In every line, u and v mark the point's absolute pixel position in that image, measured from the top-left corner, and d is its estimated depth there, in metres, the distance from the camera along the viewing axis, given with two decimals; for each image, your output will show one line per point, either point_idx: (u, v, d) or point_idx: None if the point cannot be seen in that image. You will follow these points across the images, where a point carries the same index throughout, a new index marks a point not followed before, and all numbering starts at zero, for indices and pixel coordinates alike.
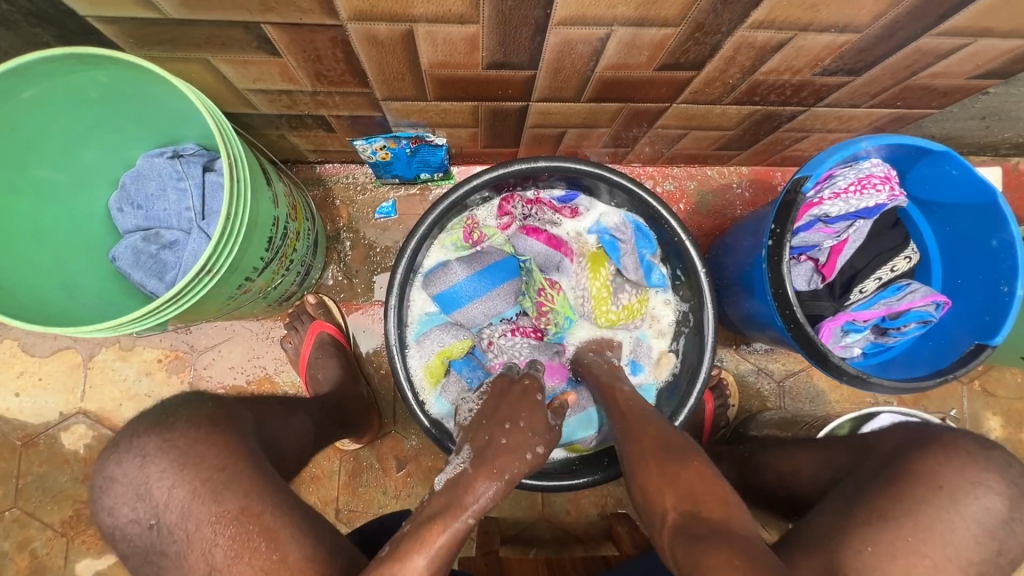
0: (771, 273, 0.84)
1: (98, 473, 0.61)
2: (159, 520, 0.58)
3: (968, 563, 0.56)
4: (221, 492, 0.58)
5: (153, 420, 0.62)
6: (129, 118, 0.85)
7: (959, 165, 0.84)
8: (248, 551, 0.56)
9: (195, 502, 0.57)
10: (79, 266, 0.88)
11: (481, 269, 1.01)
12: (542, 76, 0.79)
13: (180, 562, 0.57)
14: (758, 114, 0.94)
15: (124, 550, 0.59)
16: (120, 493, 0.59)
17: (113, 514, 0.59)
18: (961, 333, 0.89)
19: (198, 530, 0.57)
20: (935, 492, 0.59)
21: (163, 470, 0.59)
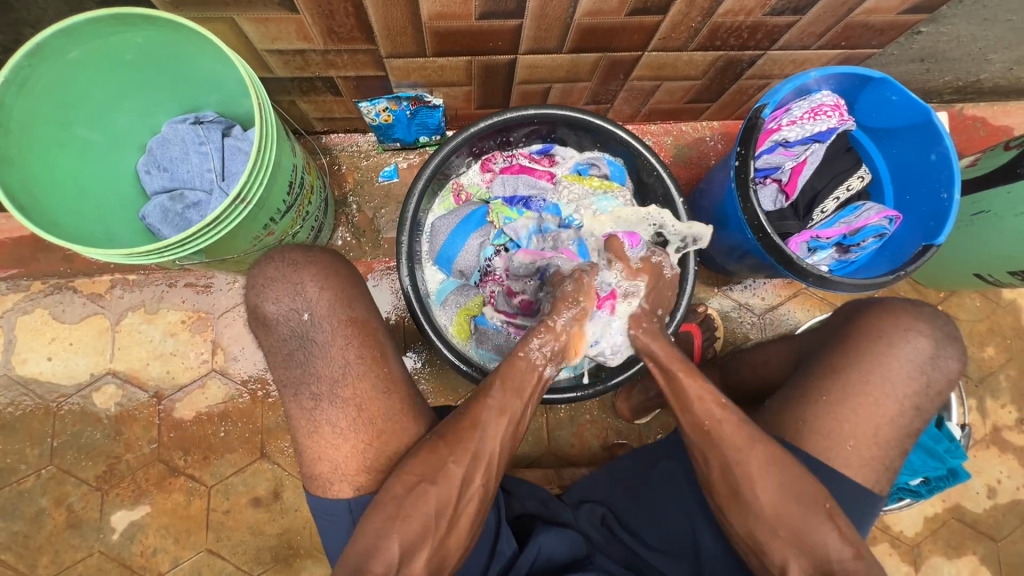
0: (740, 191, 0.94)
1: (258, 274, 0.75)
2: (313, 313, 0.73)
3: (905, 394, 0.76)
4: (355, 303, 0.76)
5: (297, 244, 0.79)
6: (158, 83, 0.95)
7: (897, 91, 0.96)
8: (374, 355, 0.75)
9: (338, 305, 0.74)
10: (114, 221, 0.96)
11: (462, 220, 1.08)
12: (528, 26, 0.90)
13: (326, 348, 0.73)
14: (721, 60, 1.06)
15: (280, 332, 0.74)
16: (281, 289, 0.73)
17: (274, 304, 0.73)
18: (912, 240, 1.01)
19: (342, 328, 0.74)
20: (877, 341, 0.77)
21: (317, 277, 0.75)
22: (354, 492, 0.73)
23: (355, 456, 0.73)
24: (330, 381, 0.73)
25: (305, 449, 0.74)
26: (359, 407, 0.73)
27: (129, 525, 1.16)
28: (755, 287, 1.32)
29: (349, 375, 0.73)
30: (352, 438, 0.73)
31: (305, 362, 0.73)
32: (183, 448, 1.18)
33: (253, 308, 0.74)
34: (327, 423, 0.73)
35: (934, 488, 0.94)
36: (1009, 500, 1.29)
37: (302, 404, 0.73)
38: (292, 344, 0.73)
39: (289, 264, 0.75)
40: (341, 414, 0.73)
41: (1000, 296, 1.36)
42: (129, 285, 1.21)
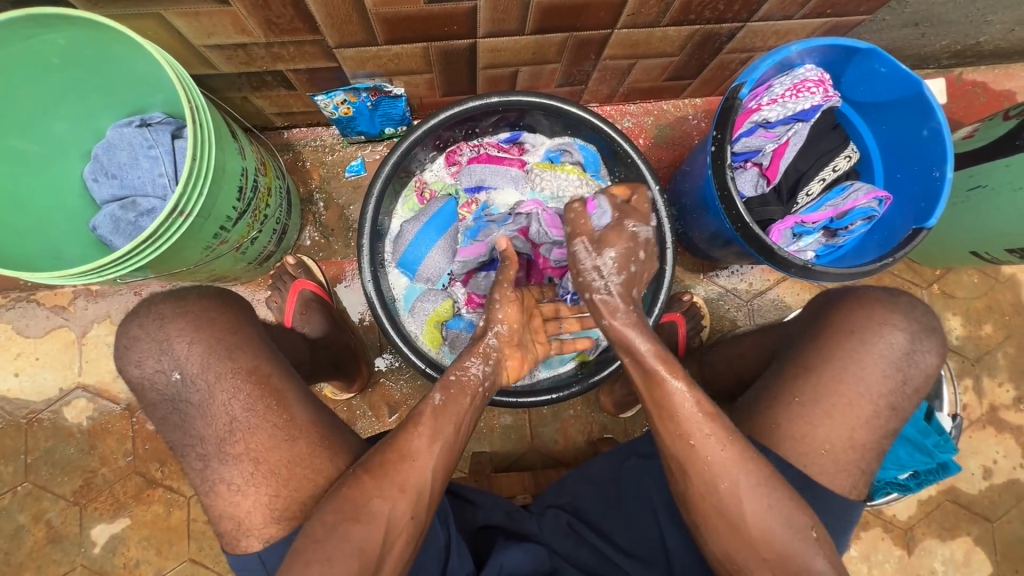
0: (717, 177, 0.88)
1: (122, 336, 0.72)
2: (183, 372, 0.70)
3: (881, 397, 0.72)
4: (238, 351, 0.72)
5: (167, 294, 0.75)
6: (92, 87, 0.89)
7: (886, 62, 0.89)
8: (262, 405, 0.70)
9: (213, 357, 0.71)
10: (61, 235, 0.92)
11: (428, 217, 1.03)
12: (483, 7, 0.84)
13: (202, 407, 0.70)
14: (697, 35, 0.99)
15: (152, 398, 0.71)
16: (146, 348, 0.71)
17: (139, 366, 0.71)
18: (903, 223, 0.95)
19: (221, 381, 0.70)
20: (850, 337, 0.74)
21: (181, 330, 0.71)
22: (263, 545, 0.69)
23: (259, 510, 0.69)
24: (216, 439, 0.70)
25: (208, 508, 0.70)
26: (256, 460, 0.69)
27: (110, 538, 1.15)
28: (742, 272, 1.27)
29: (238, 431, 0.70)
30: (252, 493, 0.69)
31: (184, 424, 0.71)
32: (159, 459, 1.16)
33: (122, 372, 0.72)
34: (223, 481, 0.69)
35: (924, 481, 0.91)
36: (1005, 480, 1.27)
37: (195, 466, 0.70)
38: (165, 408, 0.71)
39: (154, 320, 0.72)
40: (237, 470, 0.69)
41: (999, 271, 1.30)
42: (92, 296, 1.18)
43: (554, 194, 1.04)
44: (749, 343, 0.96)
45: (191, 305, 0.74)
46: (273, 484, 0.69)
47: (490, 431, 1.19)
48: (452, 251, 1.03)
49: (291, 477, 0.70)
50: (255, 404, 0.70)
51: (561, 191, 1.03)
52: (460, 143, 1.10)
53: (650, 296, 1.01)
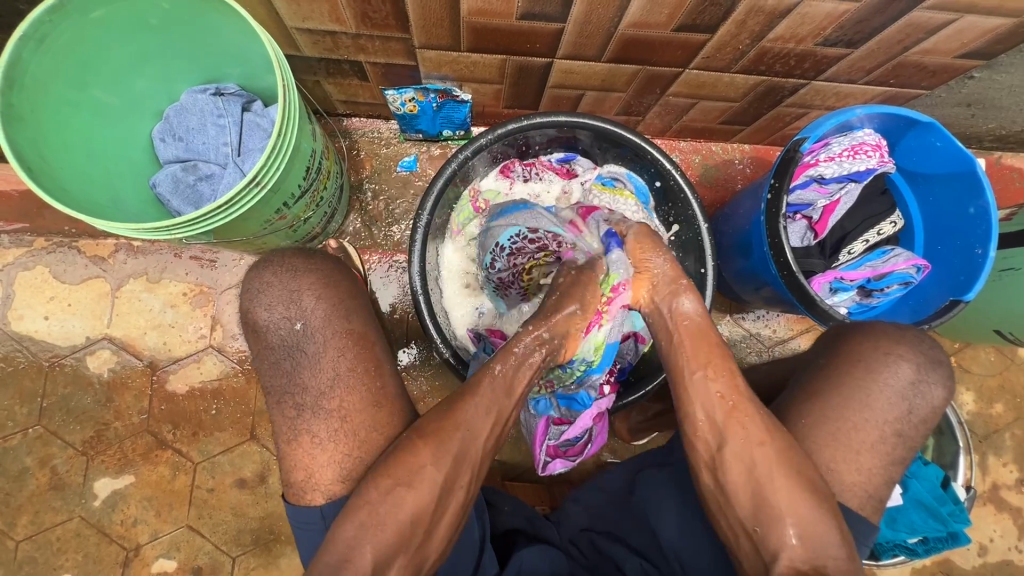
0: (769, 224, 0.90)
1: (253, 281, 0.80)
2: (306, 323, 0.77)
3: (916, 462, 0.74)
4: (353, 314, 0.79)
5: (296, 250, 0.83)
6: (180, 50, 0.92)
7: (943, 138, 0.92)
8: (364, 369, 0.76)
9: (334, 314, 0.78)
10: (124, 188, 0.93)
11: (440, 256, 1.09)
12: (569, 31, 0.87)
13: (316, 357, 0.76)
14: (763, 85, 1.02)
15: (271, 342, 0.77)
16: (276, 295, 0.78)
17: (268, 310, 0.78)
18: (938, 293, 0.98)
19: (334, 338, 0.77)
20: None
21: (310, 284, 0.79)
22: (326, 499, 0.72)
23: (332, 467, 0.73)
24: (316, 391, 0.75)
25: (285, 456, 0.74)
26: (343, 417, 0.74)
27: (112, 493, 1.15)
28: (767, 318, 1.30)
29: (338, 386, 0.75)
30: (330, 449, 0.73)
31: (292, 371, 0.76)
32: (173, 421, 1.17)
33: (247, 313, 0.79)
34: (309, 433, 0.73)
35: (931, 548, 0.91)
36: (999, 560, 1.27)
37: (285, 413, 0.74)
38: (280, 352, 0.76)
39: (287, 270, 0.80)
40: (323, 424, 0.74)
41: (1016, 352, 1.33)
42: (133, 251, 1.19)
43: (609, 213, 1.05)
44: None
45: (316, 264, 0.82)
46: (357, 439, 0.73)
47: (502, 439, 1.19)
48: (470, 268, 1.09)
49: (368, 440, 0.73)
50: (358, 365, 0.76)
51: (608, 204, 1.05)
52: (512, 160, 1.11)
53: None
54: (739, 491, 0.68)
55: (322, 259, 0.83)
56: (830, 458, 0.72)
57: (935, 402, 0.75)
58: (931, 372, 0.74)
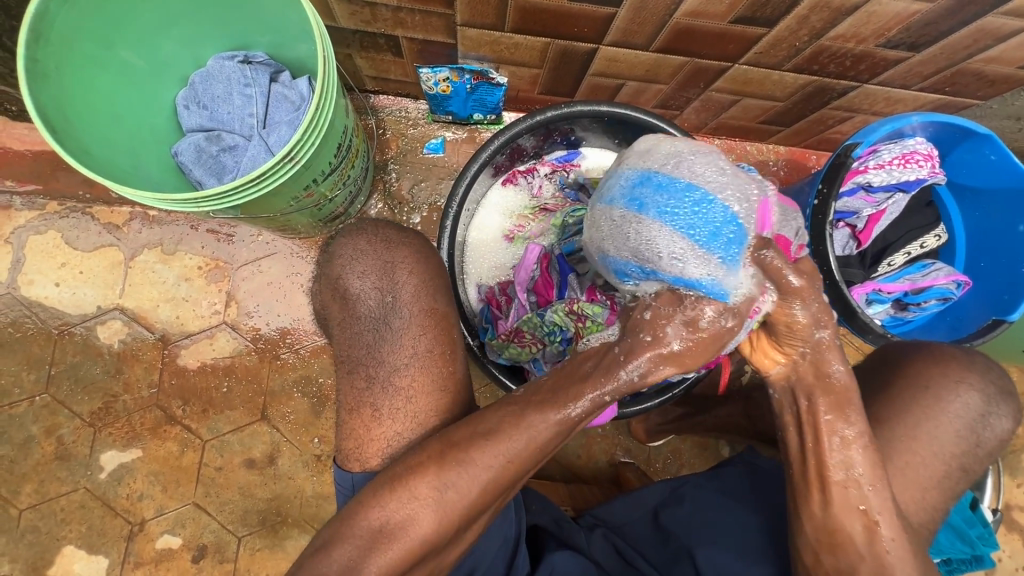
0: (814, 231, 0.87)
1: (349, 245, 0.77)
2: (396, 297, 0.74)
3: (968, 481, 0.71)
4: (440, 294, 0.76)
5: (399, 226, 0.80)
6: (211, 11, 0.88)
7: (997, 151, 0.89)
8: (442, 355, 0.73)
9: (425, 289, 0.75)
10: (147, 154, 0.89)
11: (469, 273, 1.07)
12: (622, 16, 0.83)
13: (398, 333, 0.73)
14: (812, 86, 0.98)
15: (359, 310, 0.75)
16: (369, 265, 0.76)
17: (361, 279, 0.75)
18: (977, 310, 0.96)
19: (420, 317, 0.74)
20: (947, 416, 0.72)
21: (407, 259, 0.76)
22: (361, 470, 0.70)
23: (382, 443, 0.70)
24: (391, 367, 0.72)
25: (344, 422, 0.73)
26: (411, 398, 0.71)
27: (119, 466, 1.12)
28: None
29: (414, 366, 0.72)
30: (387, 425, 0.70)
31: (373, 344, 0.73)
32: (183, 397, 1.14)
33: (336, 279, 0.76)
34: (372, 406, 0.71)
35: (955, 569, 0.91)
36: None
37: (355, 383, 0.73)
38: (366, 324, 0.74)
39: (382, 241, 0.77)
40: (389, 401, 0.71)
41: None
42: (148, 221, 1.16)
43: None
44: None
45: (410, 239, 0.79)
46: (415, 421, 0.70)
47: None
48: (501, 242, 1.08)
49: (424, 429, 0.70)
50: (435, 347, 0.73)
51: None
52: (511, 170, 1.08)
53: None
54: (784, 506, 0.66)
55: (416, 236, 0.80)
56: None
57: (995, 424, 0.73)
58: (992, 393, 0.72)
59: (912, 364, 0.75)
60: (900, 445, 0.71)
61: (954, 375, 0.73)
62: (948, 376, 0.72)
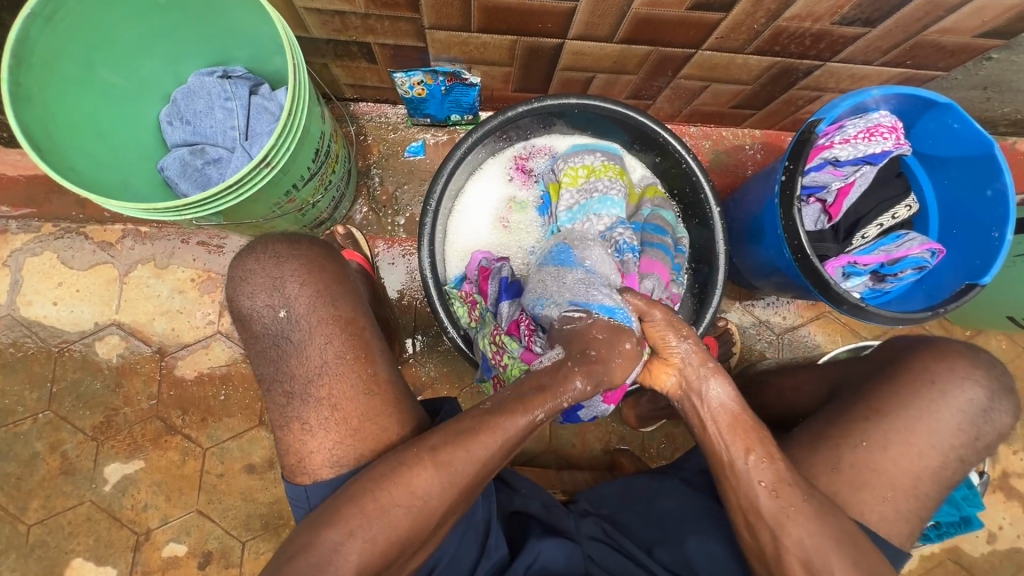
0: (783, 207, 0.89)
1: (236, 268, 0.77)
2: (290, 310, 0.74)
3: (951, 448, 0.71)
4: (339, 300, 0.77)
5: (282, 235, 0.80)
6: (189, 29, 0.91)
7: (960, 119, 0.91)
8: (354, 358, 0.74)
9: (318, 301, 0.75)
10: (133, 171, 0.92)
11: (453, 264, 1.09)
12: (582, 10, 0.86)
13: (302, 345, 0.74)
14: (776, 67, 1.01)
15: (255, 329, 0.75)
16: (259, 283, 0.76)
17: (251, 298, 0.75)
18: (952, 277, 0.97)
19: (320, 325, 0.74)
20: (923, 380, 0.73)
21: (295, 270, 0.76)
22: (312, 483, 0.72)
23: (323, 452, 0.72)
24: (305, 379, 0.73)
25: (280, 438, 0.74)
26: (333, 406, 0.72)
27: (122, 478, 1.15)
28: (777, 305, 1.29)
29: (326, 374, 0.73)
30: (319, 437, 0.72)
31: (279, 359, 0.74)
32: (182, 407, 1.17)
33: (232, 302, 0.76)
34: (298, 421, 0.72)
35: (943, 533, 0.91)
36: (1008, 548, 1.27)
37: (274, 401, 0.73)
38: (266, 341, 0.75)
39: (270, 257, 0.77)
40: (314, 413, 0.72)
41: None
42: (141, 237, 1.19)
43: (603, 180, 1.02)
44: (805, 377, 0.94)
45: (302, 250, 0.79)
46: (343, 426, 0.72)
47: None
48: (485, 218, 1.11)
49: (358, 432, 0.72)
50: (347, 352, 0.74)
51: (585, 164, 1.05)
52: (489, 161, 1.11)
53: (701, 298, 1.03)
54: (770, 482, 0.68)
55: (307, 244, 0.80)
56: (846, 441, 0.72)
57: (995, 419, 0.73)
58: (996, 388, 0.72)
59: (911, 359, 0.76)
60: (897, 432, 0.71)
61: (959, 369, 0.73)
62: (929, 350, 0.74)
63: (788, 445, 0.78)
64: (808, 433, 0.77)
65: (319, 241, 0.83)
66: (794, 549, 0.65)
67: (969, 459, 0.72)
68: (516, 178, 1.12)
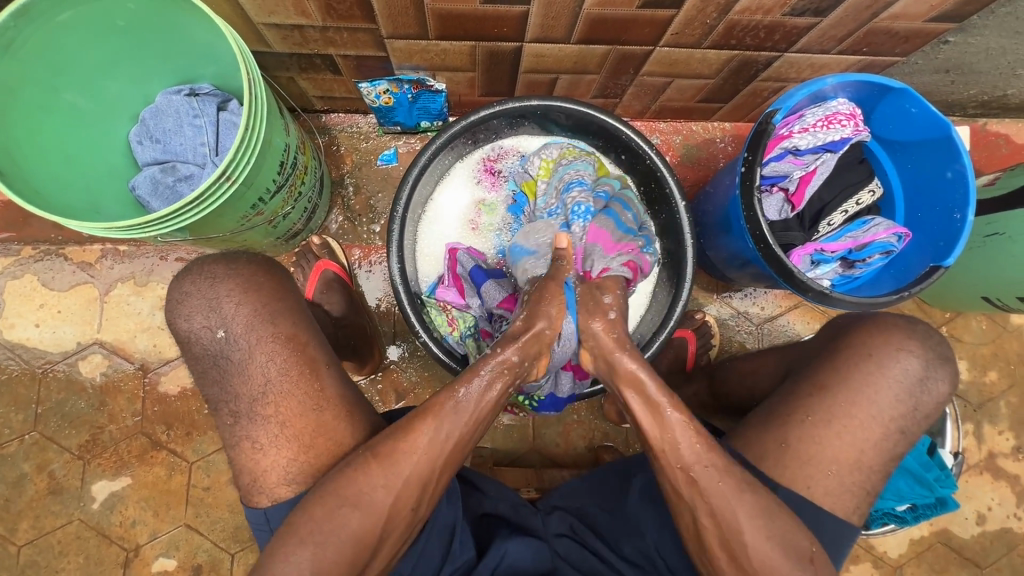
0: (744, 198, 0.90)
1: (174, 291, 0.78)
2: (227, 331, 0.75)
3: (900, 424, 0.74)
4: (277, 317, 0.77)
5: (217, 255, 0.81)
6: (151, 52, 0.92)
7: (918, 104, 0.92)
8: (296, 371, 0.76)
9: (257, 320, 0.76)
10: (103, 192, 0.94)
11: (426, 269, 1.11)
12: (535, 13, 0.87)
13: (243, 364, 0.75)
14: (736, 60, 1.01)
15: (196, 351, 0.76)
16: (195, 305, 0.76)
17: (188, 321, 0.76)
18: (920, 260, 0.98)
19: (260, 343, 0.75)
20: (877, 363, 0.75)
21: (230, 290, 0.77)
22: (270, 502, 0.74)
23: (276, 470, 0.74)
24: (250, 397, 0.75)
25: (234, 456, 0.75)
26: (281, 424, 0.74)
27: (109, 495, 1.16)
28: (755, 296, 1.29)
29: (271, 393, 0.75)
30: (271, 454, 0.74)
31: (223, 379, 0.76)
32: (166, 422, 1.18)
33: (171, 325, 0.77)
34: (249, 439, 0.75)
35: (920, 515, 0.93)
36: (998, 528, 1.27)
37: (224, 421, 0.75)
38: (208, 361, 0.76)
39: (205, 278, 0.77)
40: (262, 430, 0.74)
41: (1008, 320, 1.32)
42: (119, 256, 1.20)
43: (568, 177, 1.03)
44: (772, 364, 0.95)
45: (239, 268, 0.80)
46: (290, 442, 0.74)
47: (493, 428, 1.20)
48: (454, 221, 1.13)
49: (310, 447, 0.75)
50: (291, 368, 0.76)
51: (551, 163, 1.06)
52: (457, 166, 1.12)
53: (670, 290, 1.04)
54: (726, 470, 0.69)
55: (244, 261, 0.81)
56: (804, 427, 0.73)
57: (933, 388, 0.76)
58: (931, 358, 0.75)
59: (858, 339, 0.78)
60: (849, 413, 0.73)
61: (894, 341, 0.75)
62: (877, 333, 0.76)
63: (745, 428, 0.80)
64: (762, 415, 0.79)
65: (263, 258, 0.84)
66: (750, 531, 0.67)
67: (914, 432, 0.75)
68: (484, 181, 1.13)
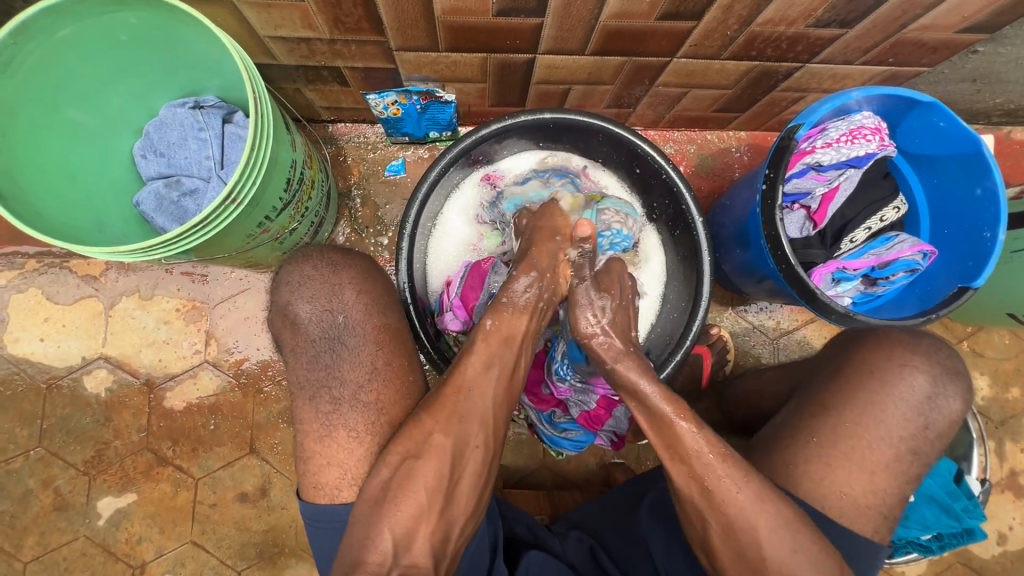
0: (765, 216, 0.87)
1: (294, 274, 0.79)
2: (348, 316, 0.77)
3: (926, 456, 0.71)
4: (391, 310, 0.80)
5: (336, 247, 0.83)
6: (155, 65, 0.90)
7: (946, 118, 0.88)
8: (397, 366, 0.77)
9: (374, 310, 0.79)
10: (106, 208, 0.92)
11: (433, 290, 1.08)
12: (549, 25, 0.84)
13: (353, 353, 0.76)
14: (755, 71, 0.98)
15: (311, 334, 0.77)
16: (318, 289, 0.78)
17: (309, 304, 0.77)
18: (946, 279, 0.94)
19: (373, 333, 0.77)
20: (903, 392, 0.72)
21: (353, 278, 0.80)
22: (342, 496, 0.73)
23: (358, 461, 0.73)
24: (353, 385, 0.75)
25: (305, 452, 0.74)
26: (378, 413, 0.74)
27: (115, 511, 1.15)
28: (770, 310, 1.26)
29: (373, 381, 0.75)
30: (361, 445, 0.74)
31: (331, 365, 0.76)
32: (172, 438, 1.16)
33: (286, 306, 0.78)
34: (342, 428, 0.74)
35: (946, 545, 0.93)
36: (1020, 548, 1.24)
37: (319, 407, 0.75)
38: (320, 345, 0.76)
39: (328, 265, 0.79)
40: (356, 419, 0.74)
41: None
42: (124, 269, 1.19)
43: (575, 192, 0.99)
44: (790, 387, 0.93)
45: (356, 260, 0.82)
46: (358, 441, 0.74)
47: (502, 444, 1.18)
48: (460, 240, 1.10)
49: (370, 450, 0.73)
50: (393, 360, 0.77)
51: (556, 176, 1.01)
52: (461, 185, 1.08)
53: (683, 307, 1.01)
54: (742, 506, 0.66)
55: (361, 256, 0.83)
56: (824, 457, 0.70)
57: (947, 407, 0.73)
58: (929, 367, 0.73)
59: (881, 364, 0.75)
60: (872, 444, 0.71)
61: (897, 357, 0.73)
62: (900, 359, 0.73)
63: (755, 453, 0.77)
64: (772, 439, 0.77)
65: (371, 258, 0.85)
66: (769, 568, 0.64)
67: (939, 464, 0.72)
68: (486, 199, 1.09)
